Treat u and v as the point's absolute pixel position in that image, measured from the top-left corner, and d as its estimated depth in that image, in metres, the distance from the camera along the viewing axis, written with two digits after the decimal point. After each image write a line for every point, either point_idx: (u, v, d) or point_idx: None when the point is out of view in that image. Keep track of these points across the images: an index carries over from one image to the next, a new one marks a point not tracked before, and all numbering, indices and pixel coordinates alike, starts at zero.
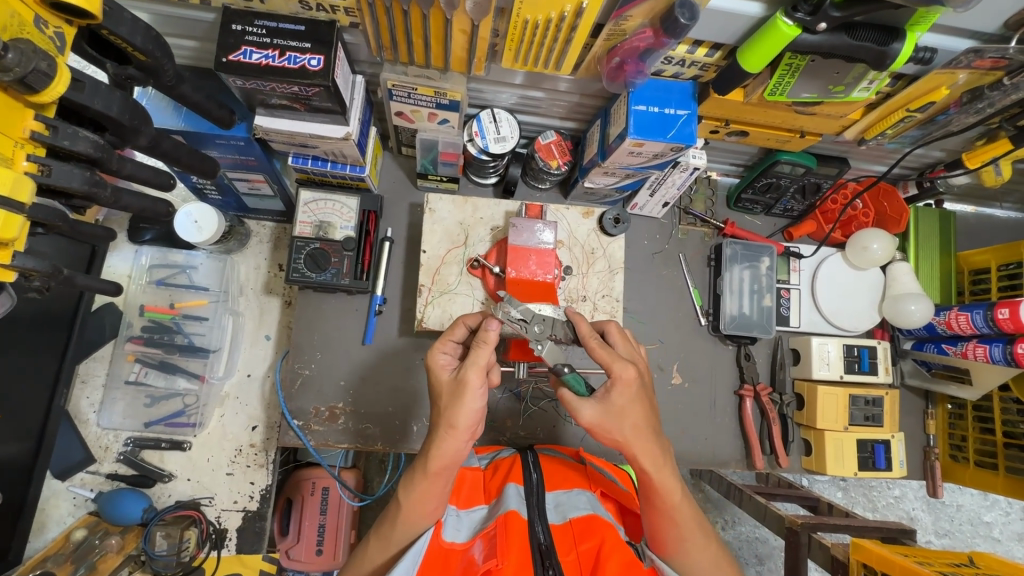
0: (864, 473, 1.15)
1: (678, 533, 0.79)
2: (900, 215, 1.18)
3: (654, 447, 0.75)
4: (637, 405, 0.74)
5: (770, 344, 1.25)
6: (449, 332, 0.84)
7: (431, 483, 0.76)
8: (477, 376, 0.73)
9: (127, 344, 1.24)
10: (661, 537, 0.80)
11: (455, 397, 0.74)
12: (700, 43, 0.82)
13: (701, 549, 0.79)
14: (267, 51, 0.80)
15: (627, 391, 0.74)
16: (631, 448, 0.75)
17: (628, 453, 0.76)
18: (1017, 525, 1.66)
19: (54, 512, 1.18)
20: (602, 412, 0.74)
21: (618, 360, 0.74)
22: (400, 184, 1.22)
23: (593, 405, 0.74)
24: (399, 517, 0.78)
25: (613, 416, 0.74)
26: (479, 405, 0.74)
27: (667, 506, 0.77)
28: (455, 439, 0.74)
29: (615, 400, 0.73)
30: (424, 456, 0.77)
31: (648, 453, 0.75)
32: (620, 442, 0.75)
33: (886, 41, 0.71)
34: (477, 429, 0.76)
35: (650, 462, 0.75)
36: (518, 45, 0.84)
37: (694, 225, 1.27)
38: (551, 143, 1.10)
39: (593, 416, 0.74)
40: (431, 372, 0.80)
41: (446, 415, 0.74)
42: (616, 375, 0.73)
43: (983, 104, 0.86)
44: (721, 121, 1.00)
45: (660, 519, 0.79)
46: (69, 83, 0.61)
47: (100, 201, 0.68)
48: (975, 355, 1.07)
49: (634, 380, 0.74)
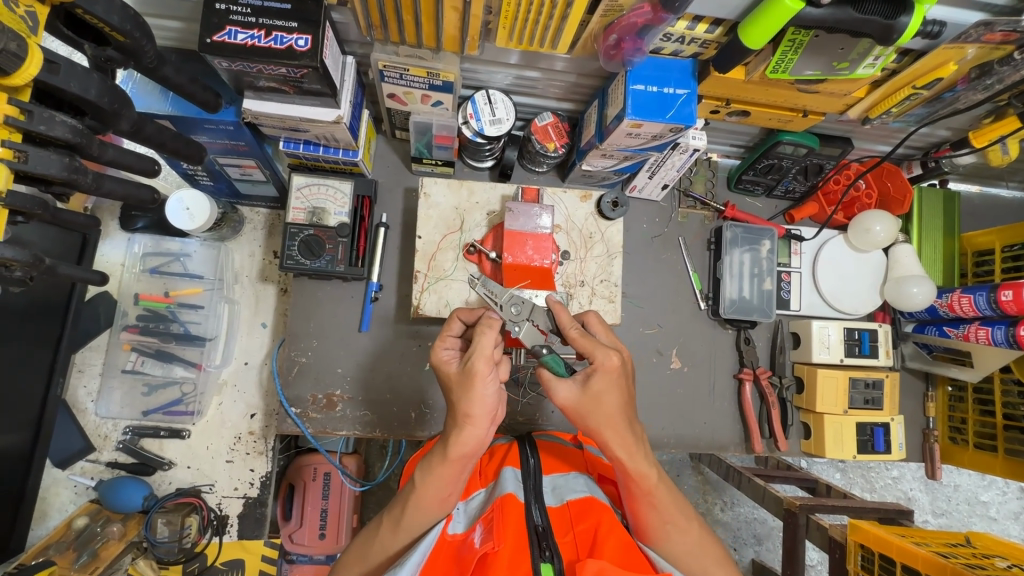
0: (863, 456, 1.15)
1: (660, 516, 0.78)
2: (905, 195, 1.15)
3: (628, 435, 0.75)
4: (616, 392, 0.74)
5: (770, 327, 1.24)
6: (447, 327, 0.83)
7: (450, 468, 0.76)
8: (485, 363, 0.72)
9: (123, 332, 1.23)
10: (644, 523, 0.79)
11: (465, 388, 0.73)
12: (700, 18, 0.80)
13: (683, 532, 0.79)
14: (253, 32, 0.78)
15: (607, 378, 0.73)
16: (604, 436, 0.75)
17: (602, 441, 0.76)
18: (1013, 505, 1.67)
19: (55, 500, 1.19)
20: (578, 396, 0.74)
21: (599, 348, 0.74)
22: (394, 168, 1.20)
23: (571, 386, 0.75)
24: (410, 502, 0.78)
25: (590, 401, 0.74)
26: (491, 393, 0.73)
27: (645, 492, 0.77)
28: (475, 428, 0.73)
29: (592, 385, 0.73)
30: (443, 442, 0.77)
31: (621, 440, 0.74)
32: (593, 429, 0.75)
33: (893, 14, 0.68)
34: (496, 414, 0.75)
35: (624, 452, 0.75)
36: (511, 22, 0.81)
37: (694, 209, 1.25)
38: (547, 125, 1.07)
39: (569, 396, 0.75)
40: (437, 368, 0.79)
41: (460, 406, 0.73)
42: (597, 362, 0.74)
43: (991, 81, 0.83)
44: (722, 101, 0.98)
45: (639, 505, 0.78)
46: (42, 65, 0.59)
47: (82, 187, 0.66)
48: (976, 338, 1.06)
49: (615, 368, 0.74)
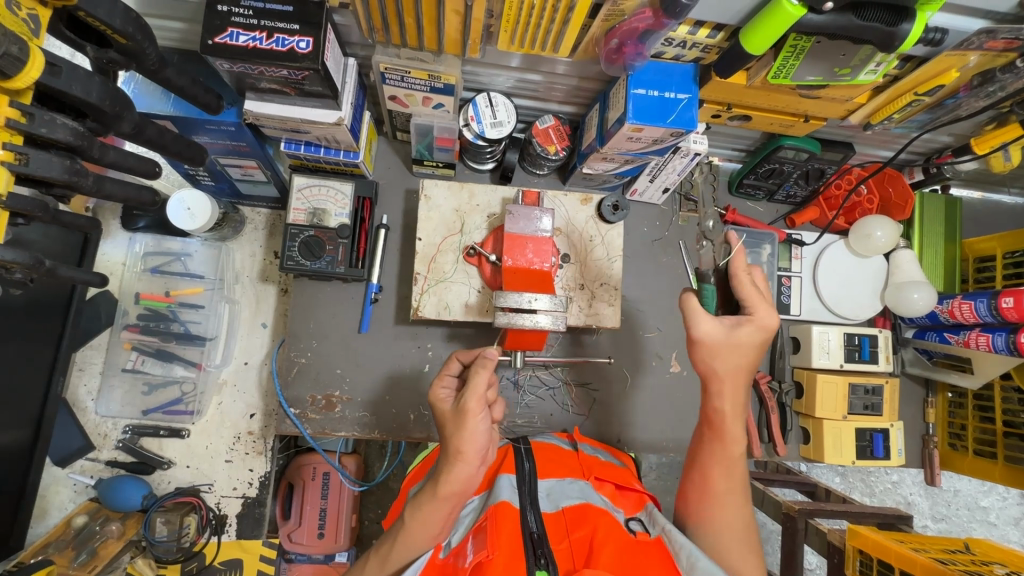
0: (863, 462, 1.15)
1: (727, 484, 0.82)
2: (906, 201, 1.16)
3: (739, 391, 0.82)
4: (753, 350, 0.79)
5: (770, 332, 1.24)
6: (446, 366, 0.84)
7: (439, 504, 0.74)
8: (477, 402, 0.72)
9: (124, 331, 1.23)
10: (707, 488, 0.82)
11: (457, 426, 0.73)
12: (701, 24, 0.80)
13: (735, 511, 0.81)
14: (254, 34, 0.78)
15: (756, 331, 0.77)
16: (721, 382, 0.81)
17: (715, 388, 0.81)
18: (1013, 511, 1.66)
19: (55, 498, 1.19)
20: (723, 336, 0.77)
21: (766, 303, 0.77)
22: (395, 170, 1.20)
23: (718, 324, 0.77)
24: (400, 535, 0.77)
25: (729, 344, 0.77)
26: (483, 430, 0.72)
27: (721, 453, 0.82)
28: (466, 465, 0.72)
29: (739, 332, 0.77)
30: (433, 480, 0.75)
31: (736, 393, 0.81)
32: (714, 374, 0.80)
33: (895, 22, 0.68)
34: (487, 452, 0.75)
35: (730, 403, 0.81)
36: (513, 26, 0.81)
37: (695, 212, 1.25)
38: (548, 128, 1.08)
39: (711, 330, 0.77)
40: (433, 406, 0.79)
41: (453, 443, 0.72)
42: (750, 314, 0.77)
43: (994, 87, 0.83)
44: (723, 105, 0.97)
45: (717, 464, 0.83)
46: (44, 68, 0.59)
47: (83, 189, 0.66)
48: (977, 344, 1.06)
49: (768, 328, 0.77)
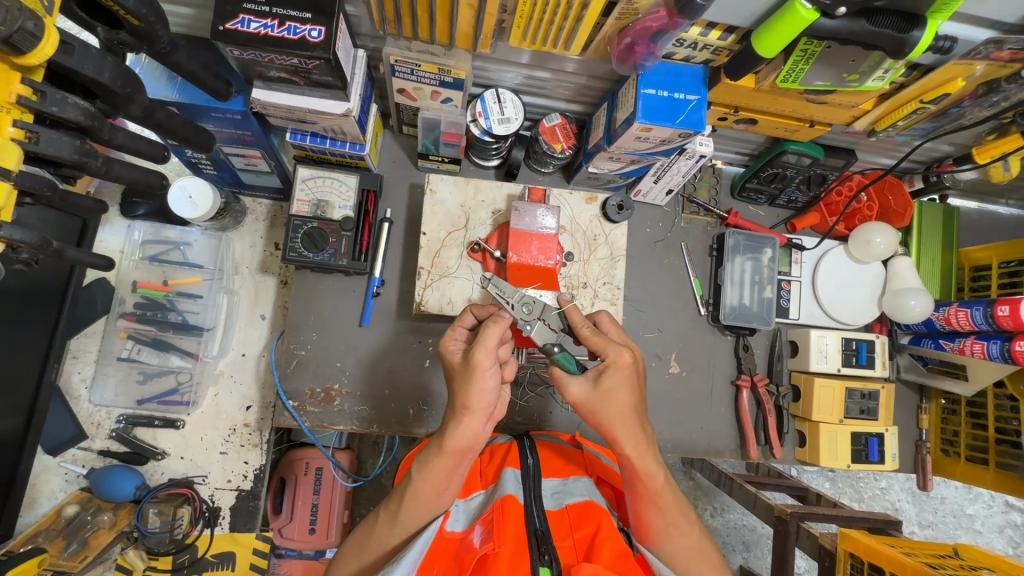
0: (857, 465, 1.16)
1: (662, 518, 0.79)
2: (906, 209, 1.17)
3: (638, 432, 0.77)
4: (626, 390, 0.76)
5: (769, 335, 1.25)
6: (459, 319, 0.86)
7: (446, 459, 0.75)
8: (488, 357, 0.72)
9: (120, 320, 1.22)
10: (646, 524, 0.80)
11: (465, 379, 0.73)
12: (714, 25, 0.80)
13: (684, 535, 0.80)
14: (266, 20, 0.77)
15: (618, 374, 0.76)
16: (615, 432, 0.76)
17: (613, 440, 0.77)
18: (998, 518, 1.69)
19: (45, 487, 1.17)
20: (590, 391, 0.76)
21: (612, 346, 0.77)
22: (399, 164, 1.19)
23: (583, 383, 0.77)
24: (407, 494, 0.78)
25: (600, 398, 0.76)
26: (491, 385, 0.73)
27: (651, 492, 0.78)
28: (472, 420, 0.73)
29: (604, 382, 0.76)
30: (441, 434, 0.76)
31: (632, 438, 0.76)
32: (605, 427, 0.77)
33: (907, 28, 0.69)
34: (493, 411, 0.75)
35: (634, 447, 0.76)
36: (526, 22, 0.81)
37: (697, 215, 1.26)
38: (555, 126, 1.08)
39: (580, 393, 0.77)
40: (443, 358, 0.82)
41: (459, 397, 0.73)
42: (609, 360, 0.76)
43: (997, 97, 0.85)
44: (730, 108, 0.98)
45: (648, 507, 0.79)
46: (58, 46, 0.58)
47: (91, 170, 0.66)
48: (972, 352, 1.07)
49: (627, 365, 0.76)
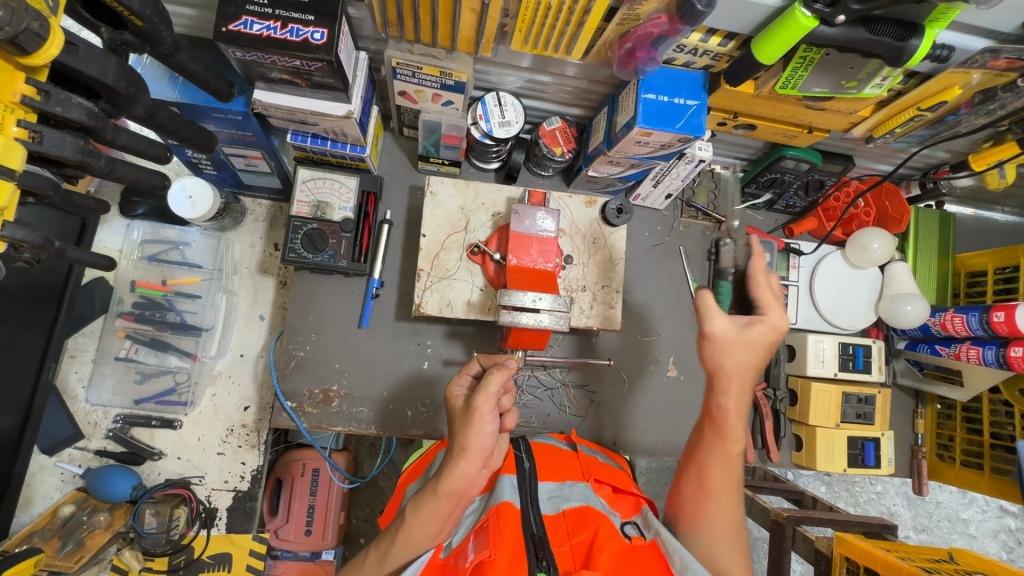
0: (853, 469, 1.17)
1: (720, 480, 0.83)
2: (902, 215, 1.18)
3: (746, 389, 0.82)
4: (759, 351, 0.79)
5: (766, 339, 1.26)
6: (467, 366, 0.85)
7: (440, 503, 0.75)
8: (487, 402, 0.74)
9: (118, 319, 1.22)
10: (704, 487, 0.83)
11: (465, 422, 0.75)
12: (714, 31, 0.81)
13: (729, 510, 0.82)
14: (269, 23, 0.78)
15: (768, 332, 0.78)
16: (727, 381, 0.80)
17: (721, 386, 0.81)
18: (992, 523, 1.70)
19: (41, 487, 1.16)
20: (733, 333, 0.78)
21: (775, 302, 0.79)
22: (400, 166, 1.20)
23: (729, 322, 0.78)
24: (399, 534, 0.76)
25: (739, 342, 0.78)
26: (490, 429, 0.75)
27: (723, 454, 0.83)
28: (469, 463, 0.74)
29: (752, 332, 0.78)
30: (436, 476, 0.76)
31: (740, 392, 0.81)
32: (719, 372, 0.80)
33: (904, 36, 0.70)
34: (490, 453, 0.77)
35: (736, 401, 0.81)
36: (527, 26, 0.82)
37: (696, 219, 1.27)
38: (555, 129, 1.09)
39: (722, 330, 0.78)
40: (448, 402, 0.82)
41: (459, 440, 0.75)
42: (768, 317, 0.78)
43: (994, 106, 0.85)
44: (730, 113, 0.99)
45: (714, 465, 0.83)
46: (63, 46, 0.59)
47: (93, 170, 0.66)
48: (967, 357, 1.08)
49: (779, 330, 0.79)
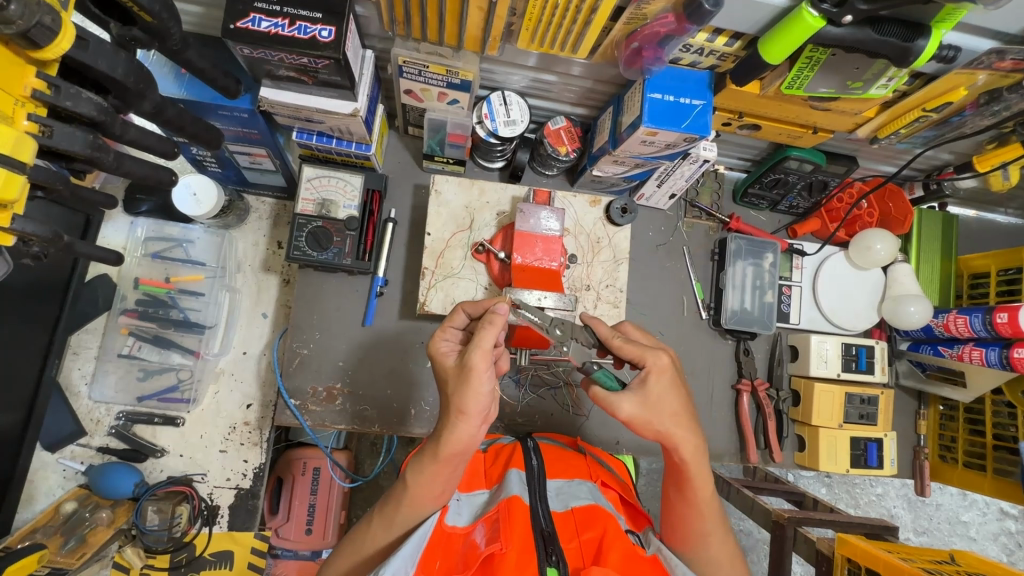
0: (855, 470, 1.17)
1: (701, 524, 0.83)
2: (906, 216, 1.18)
3: (694, 435, 0.78)
4: (672, 394, 0.76)
5: (769, 339, 1.26)
6: (450, 319, 0.84)
7: (441, 467, 0.76)
8: (483, 359, 0.71)
9: (121, 317, 1.22)
10: (683, 529, 0.84)
11: (461, 384, 0.72)
12: (721, 31, 0.81)
13: (722, 543, 0.83)
14: (277, 20, 0.78)
15: (661, 378, 0.76)
16: (673, 438, 0.77)
17: (670, 444, 0.78)
18: (992, 526, 1.70)
19: (43, 483, 1.16)
20: (640, 407, 0.75)
21: (649, 351, 0.77)
22: (404, 165, 1.20)
23: (631, 399, 0.75)
24: (405, 499, 0.78)
25: (651, 409, 0.75)
26: (487, 388, 0.72)
27: (694, 500, 0.81)
28: (468, 424, 0.73)
29: (650, 389, 0.75)
30: (435, 440, 0.76)
31: (688, 442, 0.77)
32: (663, 434, 0.77)
33: (910, 37, 0.70)
34: (489, 412, 0.75)
35: (690, 452, 0.78)
36: (534, 25, 0.82)
37: (700, 219, 1.27)
38: (560, 129, 1.08)
39: (632, 410, 0.75)
40: (435, 360, 0.80)
41: (455, 401, 0.73)
42: (649, 366, 0.76)
43: (999, 107, 0.86)
44: (735, 114, 0.99)
45: (689, 510, 0.82)
46: (73, 41, 0.59)
47: (102, 164, 0.66)
48: (970, 358, 1.08)
49: (667, 368, 0.77)
